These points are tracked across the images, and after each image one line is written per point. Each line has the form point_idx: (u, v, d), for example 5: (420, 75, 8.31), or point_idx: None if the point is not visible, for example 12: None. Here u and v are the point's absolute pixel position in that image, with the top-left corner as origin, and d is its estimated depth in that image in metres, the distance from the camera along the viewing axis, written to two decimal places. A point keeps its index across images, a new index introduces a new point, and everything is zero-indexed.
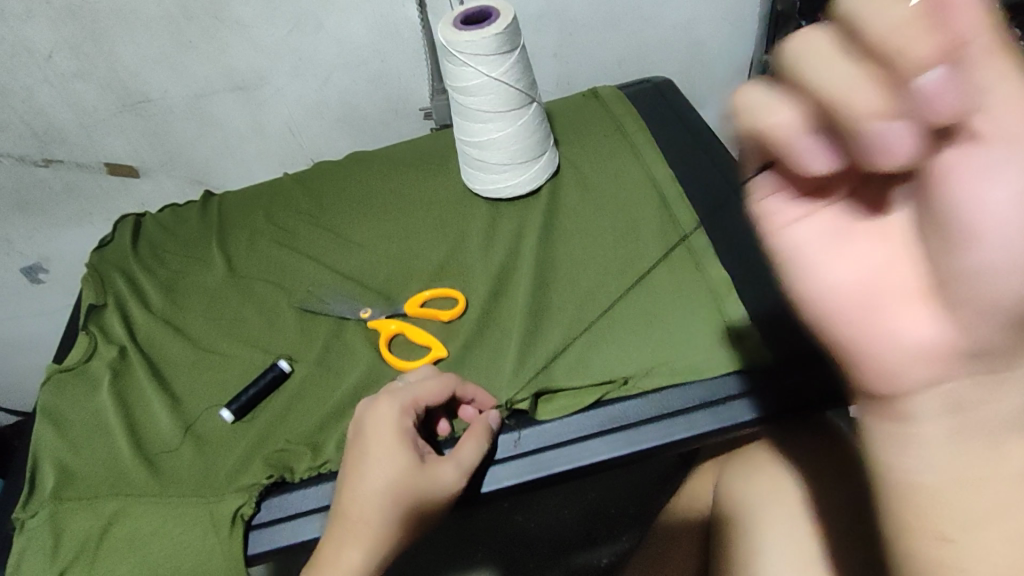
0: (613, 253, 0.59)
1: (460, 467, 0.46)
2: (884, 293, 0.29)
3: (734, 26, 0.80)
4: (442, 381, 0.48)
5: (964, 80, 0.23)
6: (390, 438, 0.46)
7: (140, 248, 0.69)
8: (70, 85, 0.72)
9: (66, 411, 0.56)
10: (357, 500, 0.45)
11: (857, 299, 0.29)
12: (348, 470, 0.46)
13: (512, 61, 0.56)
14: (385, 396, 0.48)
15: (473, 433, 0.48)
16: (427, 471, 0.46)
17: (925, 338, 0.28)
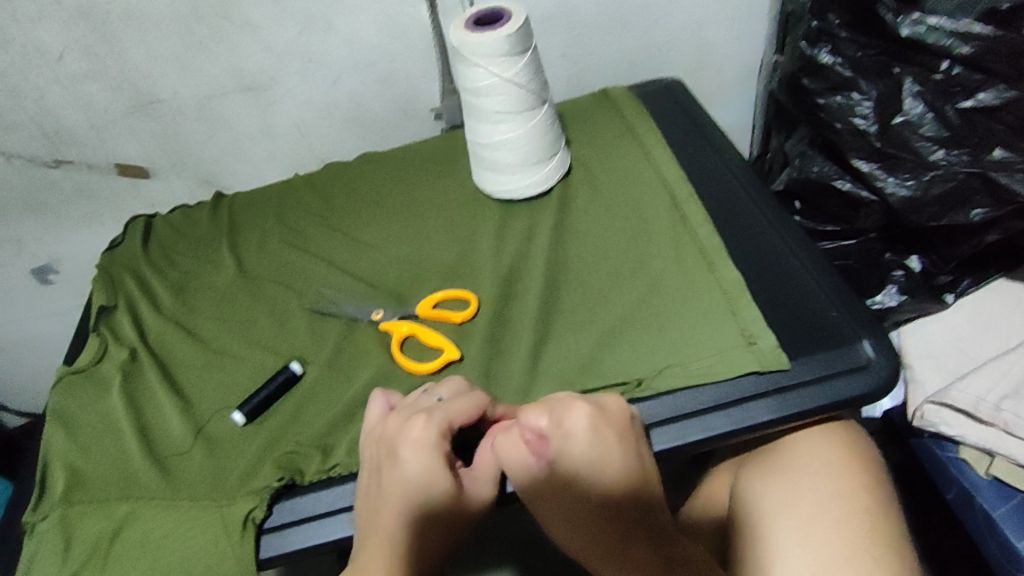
0: (626, 254, 0.58)
1: (494, 481, 0.47)
2: (607, 465, 0.45)
3: (743, 26, 0.80)
4: (473, 403, 0.47)
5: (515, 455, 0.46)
6: (434, 462, 0.45)
7: (150, 250, 0.69)
8: (80, 87, 0.72)
9: (76, 412, 0.56)
10: (402, 520, 0.45)
11: (603, 471, 0.45)
12: (384, 489, 0.46)
13: (524, 62, 0.56)
14: (419, 417, 0.46)
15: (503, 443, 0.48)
16: (469, 491, 0.46)
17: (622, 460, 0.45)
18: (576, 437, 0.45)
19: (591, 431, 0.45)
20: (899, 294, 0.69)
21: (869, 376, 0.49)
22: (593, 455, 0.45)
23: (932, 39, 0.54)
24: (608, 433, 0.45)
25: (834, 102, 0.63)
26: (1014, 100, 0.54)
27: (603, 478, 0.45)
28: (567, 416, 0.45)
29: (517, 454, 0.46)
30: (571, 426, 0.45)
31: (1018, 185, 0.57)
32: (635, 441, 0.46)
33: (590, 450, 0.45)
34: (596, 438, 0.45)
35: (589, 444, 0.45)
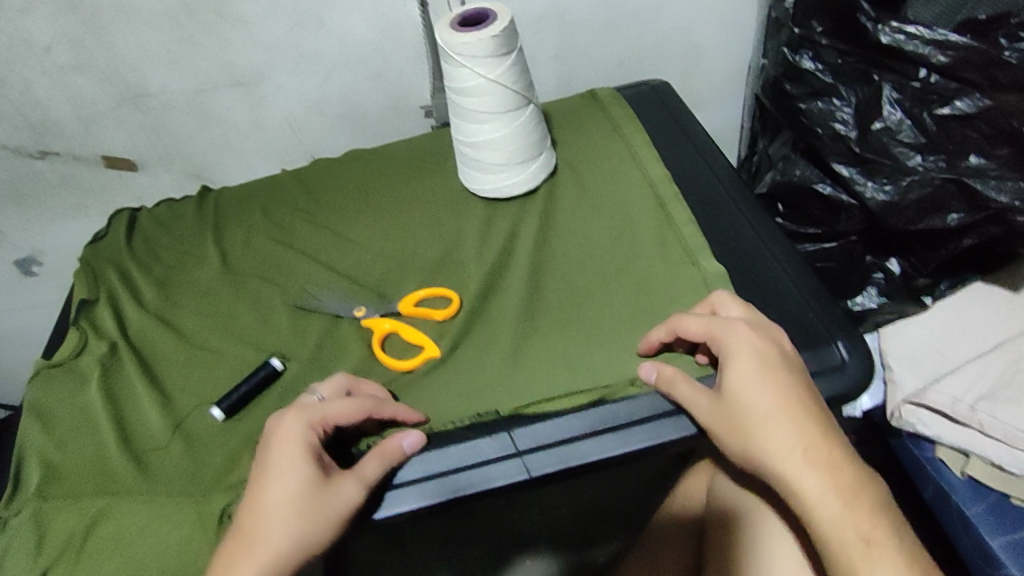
0: (609, 254, 0.59)
1: (362, 481, 0.45)
2: (781, 400, 0.43)
3: (733, 29, 0.80)
4: (354, 402, 0.48)
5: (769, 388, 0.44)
6: (298, 453, 0.44)
7: (134, 244, 0.69)
8: (68, 79, 0.72)
9: (55, 406, 0.56)
10: (263, 516, 0.43)
11: (775, 409, 0.43)
12: (252, 485, 0.44)
13: (510, 63, 0.56)
14: (291, 411, 0.46)
15: (381, 449, 0.47)
16: (332, 486, 0.44)
17: (776, 391, 0.44)
18: (733, 345, 0.46)
19: (748, 338, 0.46)
20: (879, 296, 0.70)
21: (843, 377, 0.50)
22: (758, 356, 0.45)
23: (910, 47, 0.56)
24: (765, 338, 0.46)
25: (815, 108, 0.63)
26: (988, 108, 0.55)
27: (761, 384, 0.44)
28: (719, 328, 0.47)
29: (691, 394, 0.47)
30: (728, 364, 0.45)
31: (993, 192, 0.58)
32: (794, 371, 0.45)
33: (751, 384, 0.44)
34: (762, 372, 0.44)
35: (763, 347, 0.45)
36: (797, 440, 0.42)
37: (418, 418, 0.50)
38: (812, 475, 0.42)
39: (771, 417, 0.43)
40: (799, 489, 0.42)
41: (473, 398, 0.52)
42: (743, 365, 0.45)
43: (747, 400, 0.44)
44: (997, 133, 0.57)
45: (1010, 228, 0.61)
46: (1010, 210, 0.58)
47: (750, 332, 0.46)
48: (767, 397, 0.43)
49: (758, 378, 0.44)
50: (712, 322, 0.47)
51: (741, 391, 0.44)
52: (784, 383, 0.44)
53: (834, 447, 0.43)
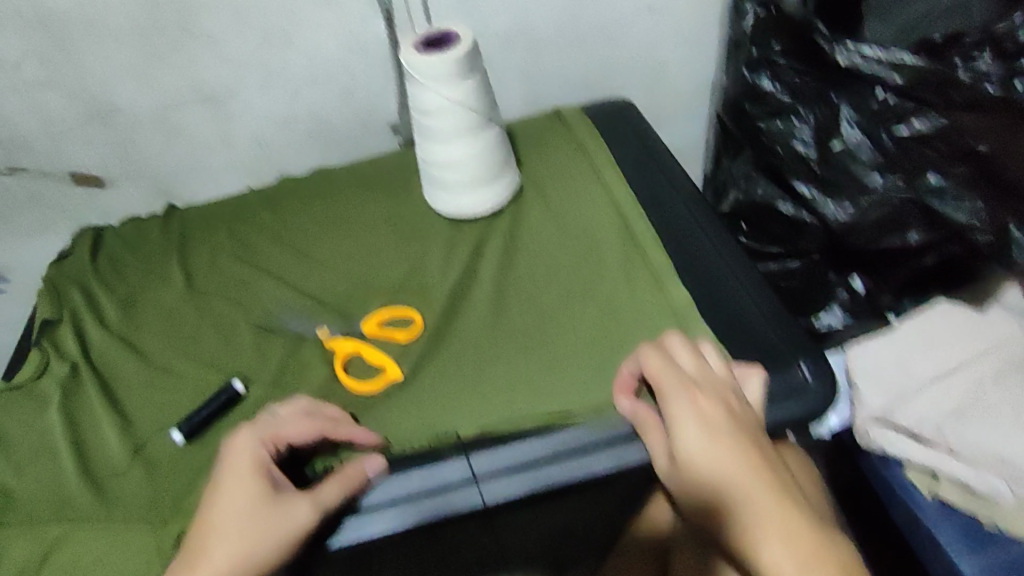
0: (574, 274, 0.59)
1: (315, 504, 0.44)
2: (729, 466, 0.40)
3: (699, 47, 0.81)
4: (310, 421, 0.47)
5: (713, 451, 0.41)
6: (246, 469, 0.43)
7: (98, 263, 0.68)
8: (34, 95, 0.71)
9: (13, 429, 0.55)
10: (207, 533, 0.42)
11: (723, 477, 0.40)
12: (204, 502, 0.43)
13: (472, 84, 0.57)
14: (246, 427, 0.46)
15: (341, 476, 0.46)
16: (282, 504, 0.43)
17: (720, 453, 0.41)
18: (675, 410, 0.43)
19: (692, 404, 0.42)
20: (843, 314, 0.71)
21: (804, 398, 0.51)
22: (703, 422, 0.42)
23: (867, 68, 0.56)
24: (711, 398, 0.43)
25: (774, 127, 0.65)
26: (944, 128, 0.55)
27: (706, 452, 0.41)
28: (666, 385, 0.44)
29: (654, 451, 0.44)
30: (674, 424, 0.42)
31: (951, 212, 0.58)
32: (735, 424, 0.42)
33: (695, 449, 0.41)
34: (707, 434, 0.41)
35: (707, 407, 0.42)
36: (747, 501, 0.40)
37: (378, 442, 0.50)
38: (771, 540, 0.39)
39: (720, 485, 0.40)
40: (753, 555, 0.39)
41: (431, 422, 0.52)
42: (686, 423, 0.42)
43: (695, 464, 0.41)
44: (955, 152, 0.56)
45: (969, 246, 0.62)
46: (970, 229, 0.58)
47: (687, 393, 0.43)
48: (711, 460, 0.41)
49: (701, 439, 0.41)
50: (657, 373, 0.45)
51: (689, 456, 0.41)
52: (730, 445, 0.41)
53: (788, 501, 0.40)
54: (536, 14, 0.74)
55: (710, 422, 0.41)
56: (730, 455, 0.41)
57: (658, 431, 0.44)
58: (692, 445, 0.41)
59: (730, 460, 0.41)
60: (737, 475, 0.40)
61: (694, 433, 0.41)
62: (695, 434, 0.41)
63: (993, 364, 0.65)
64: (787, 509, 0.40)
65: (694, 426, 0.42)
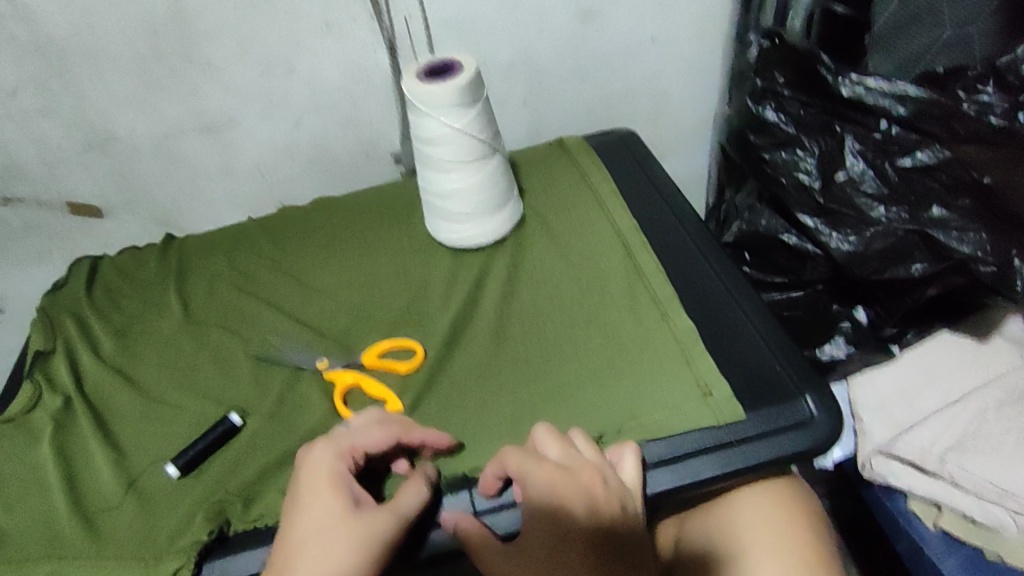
0: (577, 303, 0.59)
1: (396, 511, 0.44)
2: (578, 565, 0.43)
3: (698, 79, 0.82)
4: (383, 428, 0.47)
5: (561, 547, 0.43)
6: (322, 482, 0.44)
7: (95, 293, 0.67)
8: (34, 124, 0.71)
9: (3, 462, 0.54)
10: (289, 550, 0.42)
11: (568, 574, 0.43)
12: (284, 521, 0.44)
13: (475, 113, 0.56)
14: (319, 441, 0.46)
15: (415, 479, 0.46)
16: (361, 513, 0.43)
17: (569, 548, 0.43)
18: (535, 502, 0.44)
19: (553, 498, 0.44)
20: (847, 346, 0.69)
21: (811, 432, 0.50)
22: (549, 520, 0.44)
23: (871, 100, 0.58)
24: (575, 492, 0.44)
25: (779, 158, 0.65)
26: (947, 160, 0.57)
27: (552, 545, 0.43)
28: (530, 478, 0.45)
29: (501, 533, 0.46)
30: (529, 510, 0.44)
31: (955, 243, 0.58)
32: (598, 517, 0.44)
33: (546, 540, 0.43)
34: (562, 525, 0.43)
35: (566, 501, 0.44)
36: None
37: (454, 443, 0.50)
38: None
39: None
40: None
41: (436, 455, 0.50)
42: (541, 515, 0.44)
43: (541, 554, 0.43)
44: (958, 184, 0.57)
45: (974, 277, 0.61)
46: (973, 260, 0.58)
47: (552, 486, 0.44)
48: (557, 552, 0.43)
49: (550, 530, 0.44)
50: (523, 468, 0.45)
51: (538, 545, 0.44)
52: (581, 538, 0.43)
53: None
54: (536, 44, 0.74)
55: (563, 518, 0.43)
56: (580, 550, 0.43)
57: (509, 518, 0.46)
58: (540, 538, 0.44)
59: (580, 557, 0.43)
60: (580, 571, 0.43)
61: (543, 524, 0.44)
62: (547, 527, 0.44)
63: (993, 396, 0.65)
64: None
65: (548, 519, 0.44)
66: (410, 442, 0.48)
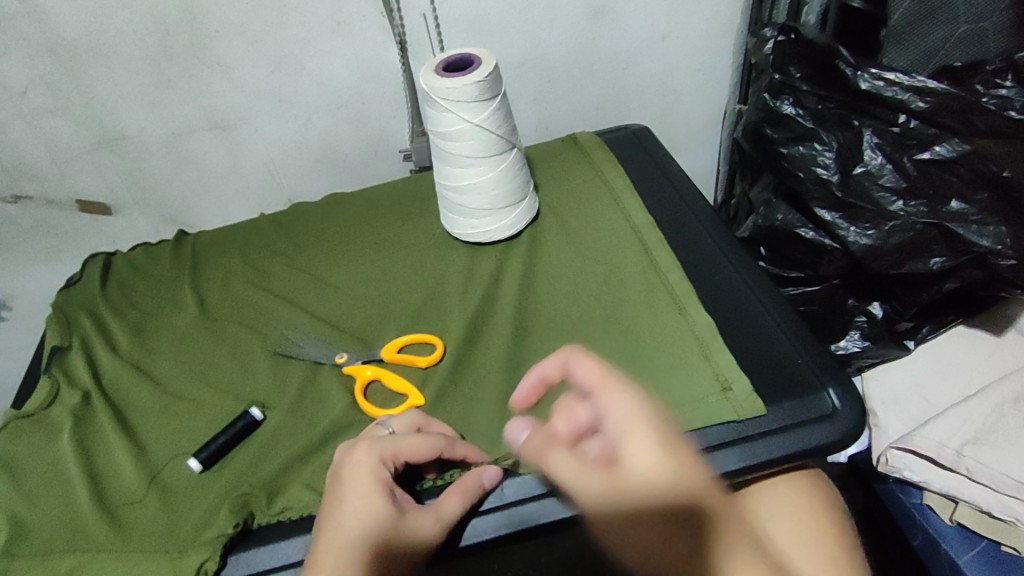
0: (594, 298, 0.59)
1: (441, 520, 0.45)
2: (675, 492, 0.36)
3: (708, 76, 0.82)
4: (428, 441, 0.47)
5: (652, 467, 0.37)
6: (370, 487, 0.44)
7: (109, 289, 0.67)
8: (44, 122, 0.71)
9: (23, 459, 0.53)
10: (332, 551, 0.42)
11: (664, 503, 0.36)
12: (324, 517, 0.44)
13: (494, 108, 0.56)
14: (363, 441, 0.46)
15: (460, 486, 0.47)
16: (409, 522, 0.44)
17: (652, 467, 0.36)
18: (614, 412, 0.38)
19: (634, 406, 0.38)
20: (863, 340, 0.70)
21: (833, 425, 0.49)
22: (634, 433, 0.37)
23: (891, 93, 0.58)
24: (656, 406, 0.39)
25: (797, 152, 0.64)
26: (966, 154, 0.57)
27: (655, 467, 0.37)
28: (631, 439, 0.37)
29: (554, 464, 0.40)
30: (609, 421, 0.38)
31: (973, 236, 0.58)
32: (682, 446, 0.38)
33: (640, 461, 0.37)
34: (652, 438, 0.37)
35: (653, 416, 0.38)
36: (719, 549, 0.37)
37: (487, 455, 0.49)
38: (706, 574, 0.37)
39: (659, 505, 0.36)
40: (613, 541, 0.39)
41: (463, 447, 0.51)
42: (621, 433, 0.38)
43: (628, 482, 0.37)
44: (977, 178, 0.58)
45: (992, 271, 0.61)
46: (992, 254, 0.58)
47: (667, 449, 0.37)
48: (650, 476, 0.36)
49: (640, 446, 0.37)
50: (602, 377, 0.40)
51: (635, 475, 0.37)
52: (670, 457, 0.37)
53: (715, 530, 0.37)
54: (548, 41, 0.74)
55: (660, 434, 0.38)
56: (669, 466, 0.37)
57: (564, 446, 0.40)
58: (633, 457, 0.37)
59: (673, 481, 0.36)
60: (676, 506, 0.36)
61: (632, 440, 0.37)
62: (635, 445, 0.37)
63: (1009, 390, 0.65)
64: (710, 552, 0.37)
65: (638, 433, 0.37)
66: (451, 457, 0.48)
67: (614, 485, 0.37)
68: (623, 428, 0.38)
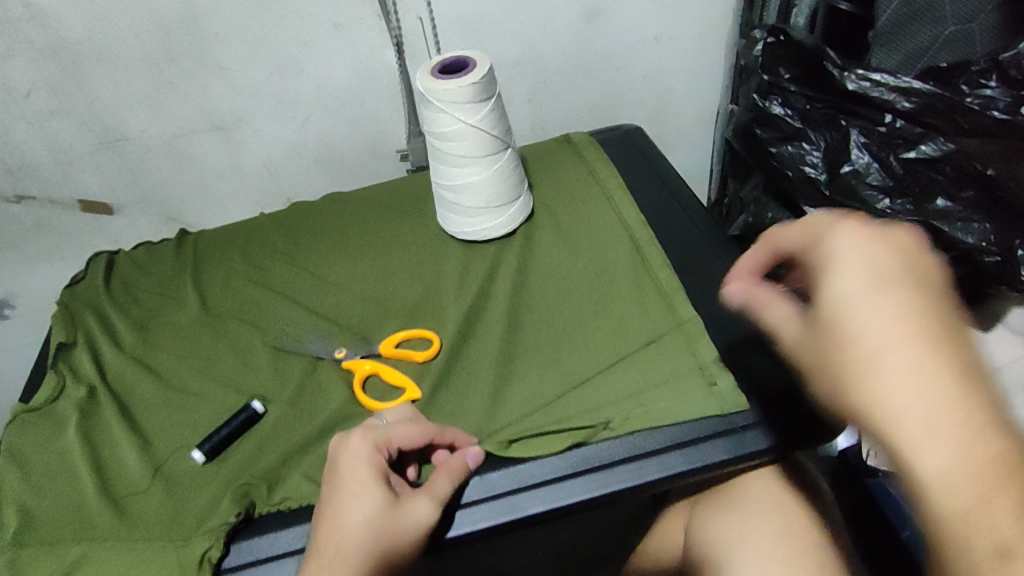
0: (586, 294, 0.60)
1: (434, 499, 0.46)
2: (886, 322, 0.33)
3: (700, 77, 0.83)
4: (416, 425, 0.49)
5: (860, 300, 0.34)
6: (365, 473, 0.46)
7: (113, 287, 0.68)
8: (47, 123, 0.72)
9: (30, 452, 0.55)
10: (334, 536, 0.44)
11: (883, 341, 0.33)
12: (324, 508, 0.46)
13: (489, 109, 0.58)
14: (356, 431, 0.48)
15: (448, 468, 0.48)
16: (405, 505, 0.45)
17: (870, 299, 0.34)
18: (832, 246, 0.37)
19: (851, 242, 0.36)
20: None
21: None
22: (855, 264, 0.35)
23: (877, 93, 0.59)
24: (888, 244, 0.36)
25: (785, 151, 0.66)
26: (951, 152, 0.58)
27: (868, 295, 0.34)
28: (841, 270, 0.36)
29: (770, 318, 0.40)
30: (833, 252, 0.37)
31: (959, 233, 0.59)
32: (909, 277, 0.35)
33: (851, 291, 0.35)
34: (867, 265, 0.35)
35: (876, 250, 0.36)
36: (911, 407, 0.31)
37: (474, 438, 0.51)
38: (912, 411, 0.31)
39: (876, 335, 0.33)
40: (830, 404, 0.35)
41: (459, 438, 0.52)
42: (835, 264, 0.36)
43: (840, 312, 0.35)
44: (962, 176, 0.59)
45: (976, 269, 0.61)
46: (978, 251, 0.59)
47: (872, 287, 0.34)
48: (860, 305, 0.34)
49: (854, 274, 0.35)
50: (809, 227, 0.40)
51: (843, 300, 0.35)
52: (903, 292, 0.34)
53: (937, 366, 0.32)
54: (541, 43, 0.76)
55: (872, 264, 0.35)
56: (890, 298, 0.34)
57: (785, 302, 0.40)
58: (845, 281, 0.35)
59: (882, 308, 0.33)
60: (893, 333, 0.33)
61: (853, 270, 0.35)
62: (847, 270, 0.35)
63: None
64: (912, 392, 0.32)
65: (850, 262, 0.36)
66: (441, 443, 0.50)
67: (821, 322, 0.35)
68: (834, 262, 0.36)
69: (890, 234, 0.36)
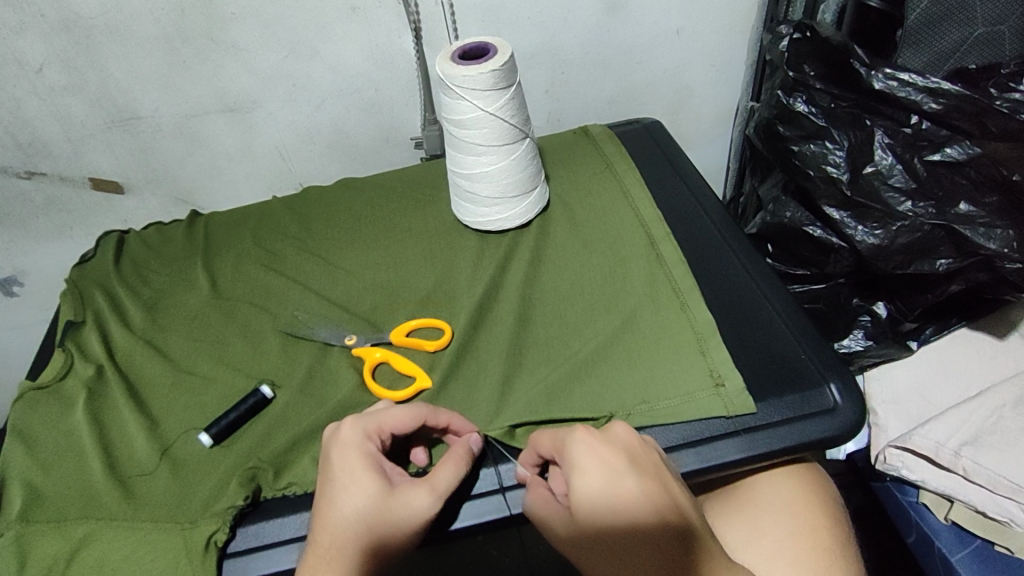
0: (599, 289, 0.59)
1: (434, 492, 0.45)
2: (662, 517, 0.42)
3: (720, 72, 0.82)
4: (410, 409, 0.47)
5: (645, 484, 0.43)
6: (356, 464, 0.45)
7: (122, 267, 0.68)
8: (59, 100, 0.71)
9: (39, 429, 0.55)
10: (328, 527, 0.44)
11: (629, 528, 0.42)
12: (320, 499, 0.46)
13: (508, 97, 0.57)
14: (347, 419, 0.47)
15: (451, 456, 0.47)
16: (402, 497, 0.45)
17: (670, 493, 0.43)
18: (619, 435, 0.45)
19: (631, 439, 0.45)
20: (865, 339, 0.71)
21: (833, 420, 0.50)
22: (629, 459, 0.43)
23: (904, 94, 0.58)
24: (615, 447, 0.44)
25: (808, 150, 0.64)
26: (978, 155, 0.57)
27: (668, 484, 0.44)
28: (641, 469, 0.43)
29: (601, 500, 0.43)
30: (618, 437, 0.44)
31: (981, 239, 0.58)
32: (652, 467, 0.44)
33: (647, 481, 0.43)
34: (644, 480, 0.43)
35: (624, 454, 0.44)
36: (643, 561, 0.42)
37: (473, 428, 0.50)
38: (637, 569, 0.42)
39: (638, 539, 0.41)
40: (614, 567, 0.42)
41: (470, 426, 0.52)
42: (646, 469, 0.43)
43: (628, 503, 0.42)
44: (987, 181, 0.59)
45: (998, 274, 0.61)
46: (999, 257, 0.58)
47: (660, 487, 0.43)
48: (646, 507, 0.42)
49: (646, 477, 0.43)
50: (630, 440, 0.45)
51: (644, 494, 0.42)
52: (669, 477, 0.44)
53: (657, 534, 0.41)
54: (561, 33, 0.75)
55: (635, 466, 0.43)
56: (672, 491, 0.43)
57: (583, 474, 0.43)
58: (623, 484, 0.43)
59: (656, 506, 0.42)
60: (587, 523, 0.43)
61: (648, 480, 0.43)
62: (634, 473, 0.43)
63: (1006, 396, 0.65)
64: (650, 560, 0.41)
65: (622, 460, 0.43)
66: (435, 425, 0.48)
67: (600, 504, 0.43)
68: (637, 463, 0.43)
69: (609, 439, 0.44)
